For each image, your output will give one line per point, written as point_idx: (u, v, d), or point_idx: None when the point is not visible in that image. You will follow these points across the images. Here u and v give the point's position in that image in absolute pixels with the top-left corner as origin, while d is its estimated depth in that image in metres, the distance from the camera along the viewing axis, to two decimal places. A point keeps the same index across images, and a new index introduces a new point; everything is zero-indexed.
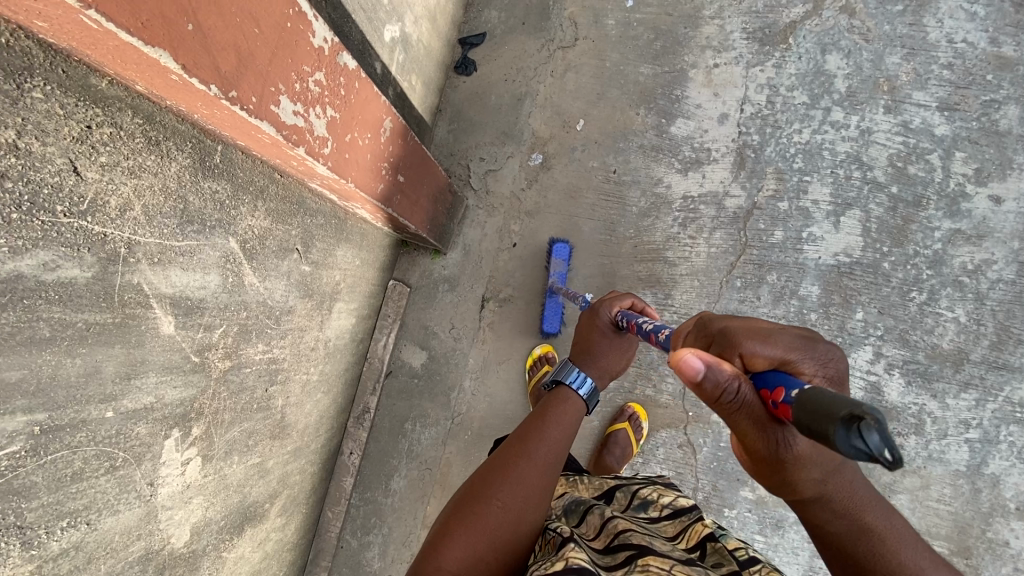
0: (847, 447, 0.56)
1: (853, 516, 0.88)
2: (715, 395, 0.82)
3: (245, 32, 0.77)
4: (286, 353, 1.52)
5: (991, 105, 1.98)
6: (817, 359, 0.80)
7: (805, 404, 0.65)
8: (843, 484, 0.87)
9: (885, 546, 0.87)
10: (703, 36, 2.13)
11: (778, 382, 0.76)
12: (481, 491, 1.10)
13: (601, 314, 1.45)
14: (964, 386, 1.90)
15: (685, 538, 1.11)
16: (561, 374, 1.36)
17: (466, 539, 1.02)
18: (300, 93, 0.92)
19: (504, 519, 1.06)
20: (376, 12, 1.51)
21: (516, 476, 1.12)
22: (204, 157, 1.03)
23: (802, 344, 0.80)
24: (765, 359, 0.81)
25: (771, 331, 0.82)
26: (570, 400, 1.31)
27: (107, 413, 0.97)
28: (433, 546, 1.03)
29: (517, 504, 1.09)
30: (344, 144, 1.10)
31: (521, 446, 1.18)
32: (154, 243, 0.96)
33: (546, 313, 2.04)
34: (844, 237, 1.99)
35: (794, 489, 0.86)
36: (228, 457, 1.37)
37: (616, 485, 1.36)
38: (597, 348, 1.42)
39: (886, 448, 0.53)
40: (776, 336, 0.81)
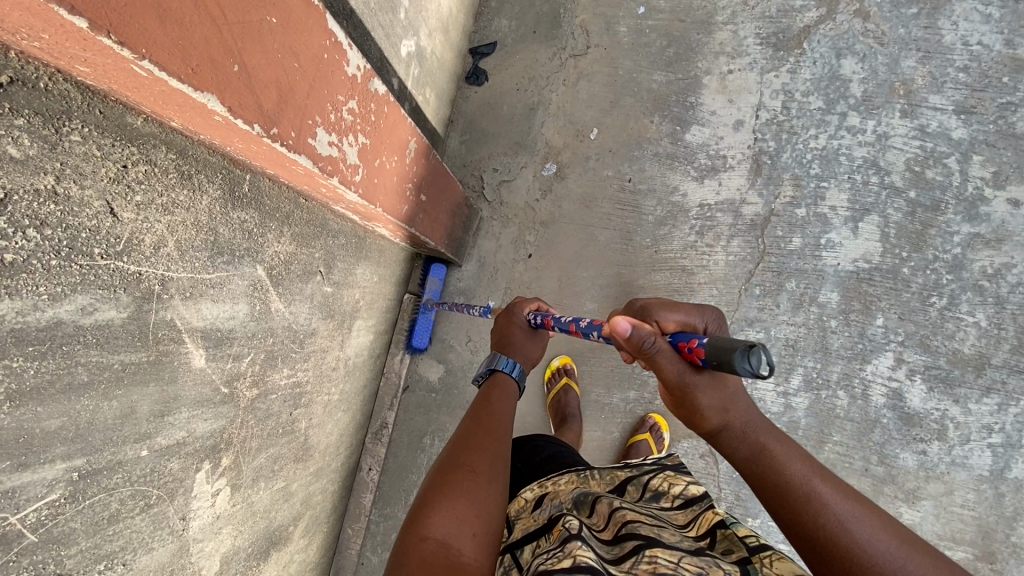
0: (743, 369, 0.80)
1: (752, 441, 0.99)
2: (639, 347, 0.98)
3: (286, 68, 0.76)
4: (309, 376, 1.50)
5: (1008, 107, 1.97)
6: (709, 319, 1.07)
7: (714, 346, 0.88)
8: (739, 410, 1.01)
9: (777, 462, 0.96)
10: (716, 42, 2.11)
11: (688, 334, 0.98)
12: (449, 463, 1.06)
13: (516, 314, 1.47)
14: (986, 391, 1.89)
15: (695, 526, 1.03)
16: (494, 362, 1.38)
17: (447, 506, 0.95)
18: (335, 123, 0.90)
19: (478, 481, 1.01)
20: (393, 29, 1.50)
21: (478, 444, 1.11)
22: (234, 187, 1.02)
23: (698, 310, 1.07)
24: (674, 322, 1.05)
25: (675, 304, 1.08)
26: (507, 384, 1.34)
27: (142, 451, 0.95)
28: (412, 520, 0.94)
29: (486, 467, 1.05)
30: (373, 169, 1.09)
31: (473, 424, 1.18)
32: (186, 277, 0.94)
33: (417, 328, 2.09)
34: (863, 242, 1.98)
35: (701, 417, 1.00)
36: (254, 484, 1.35)
37: (627, 476, 1.21)
38: (517, 343, 1.42)
39: (766, 364, 0.77)
40: (679, 306, 1.07)
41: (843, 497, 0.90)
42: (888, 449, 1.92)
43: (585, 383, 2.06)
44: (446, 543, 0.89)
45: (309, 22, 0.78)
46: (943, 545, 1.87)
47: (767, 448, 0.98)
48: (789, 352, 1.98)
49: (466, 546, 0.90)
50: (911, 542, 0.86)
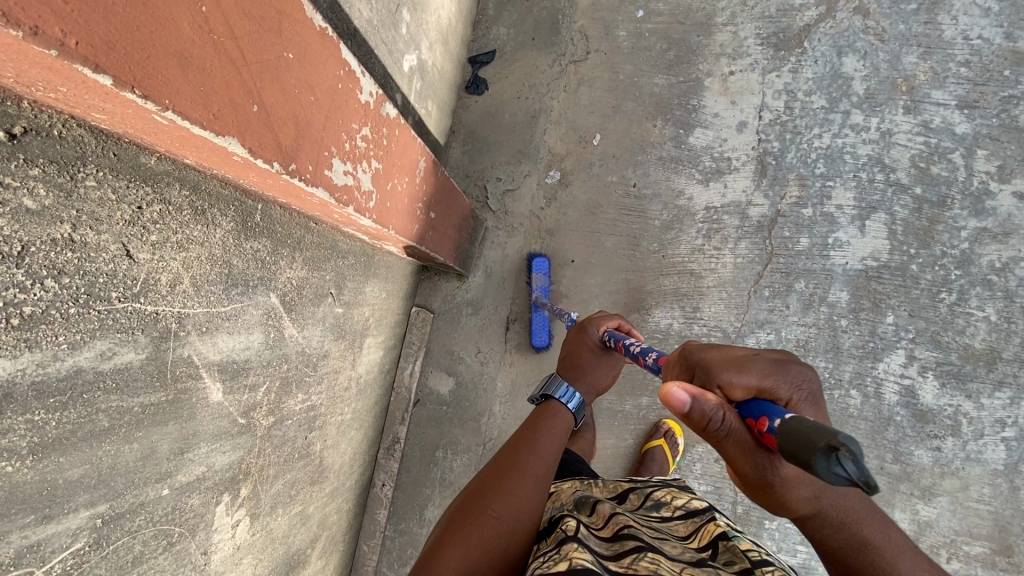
0: (828, 475, 0.61)
1: (852, 531, 0.89)
2: (703, 424, 0.84)
3: (303, 102, 0.74)
4: (323, 398, 1.49)
5: (1010, 101, 1.96)
6: (792, 383, 0.83)
7: (786, 433, 0.70)
8: (834, 502, 0.88)
9: (884, 561, 0.88)
10: (717, 44, 2.10)
11: (763, 410, 0.80)
12: (475, 504, 1.07)
13: (589, 333, 1.48)
14: (998, 385, 1.90)
15: (696, 538, 1.01)
16: (551, 389, 1.39)
17: (460, 553, 0.96)
18: (349, 151, 0.89)
19: (500, 527, 1.01)
20: (396, 44, 1.48)
21: (508, 485, 1.10)
22: (247, 218, 1.00)
23: (774, 370, 0.84)
24: (743, 389, 0.85)
25: (746, 361, 0.86)
26: (558, 414, 1.34)
27: (163, 490, 0.93)
28: (428, 561, 0.97)
29: (512, 512, 1.04)
30: (386, 193, 1.07)
31: (508, 458, 1.18)
32: (202, 312, 0.93)
33: (534, 326, 2.05)
34: (871, 240, 1.98)
35: (790, 507, 0.87)
36: (273, 511, 1.34)
37: (630, 487, 1.22)
38: (585, 367, 1.44)
39: (863, 473, 0.58)
40: (750, 365, 0.85)
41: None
42: (903, 446, 1.91)
43: None
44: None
45: (323, 54, 0.76)
46: (960, 541, 1.87)
47: (870, 542, 0.89)
48: (801, 352, 1.97)
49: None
50: None
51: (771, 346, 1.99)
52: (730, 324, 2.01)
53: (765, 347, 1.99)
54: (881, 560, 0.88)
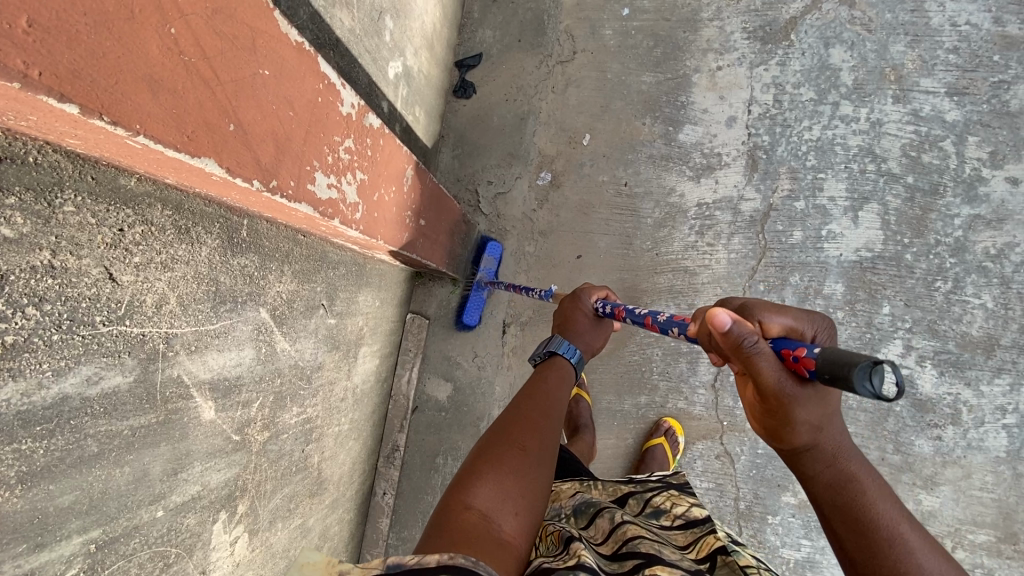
0: (863, 386, 0.68)
1: (841, 469, 0.88)
2: (738, 346, 0.82)
3: (281, 118, 0.73)
4: (319, 410, 1.48)
5: (1000, 86, 1.96)
6: (820, 325, 0.87)
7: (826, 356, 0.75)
8: (833, 434, 0.88)
9: (865, 497, 0.86)
10: (703, 40, 2.10)
11: (798, 343, 0.83)
12: (501, 438, 1.05)
13: (584, 301, 1.44)
14: (998, 371, 1.89)
15: (695, 548, 1.01)
16: (552, 345, 1.37)
17: (493, 480, 0.94)
18: (332, 164, 0.88)
19: (527, 461, 1.01)
20: (379, 52, 1.48)
21: (530, 424, 1.10)
22: (232, 233, 0.99)
23: (808, 314, 0.88)
24: (778, 326, 0.87)
25: (782, 305, 0.90)
26: (564, 368, 1.33)
27: (158, 512, 0.93)
28: (457, 487, 0.94)
29: (536, 449, 1.05)
30: (372, 204, 1.07)
31: (527, 401, 1.18)
32: (190, 331, 0.92)
33: (468, 305, 2.08)
34: (864, 231, 1.97)
35: (790, 437, 0.87)
36: (272, 526, 1.33)
37: (630, 490, 1.24)
38: (580, 330, 1.40)
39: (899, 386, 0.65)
40: (787, 308, 0.88)
41: (926, 550, 0.83)
42: (903, 436, 1.91)
43: (595, 391, 2.05)
44: (489, 515, 0.88)
45: (300, 68, 0.75)
46: (964, 529, 1.87)
47: (857, 480, 0.87)
48: None
49: (508, 521, 0.90)
50: None
51: None
52: None
53: None
54: (861, 497, 0.86)
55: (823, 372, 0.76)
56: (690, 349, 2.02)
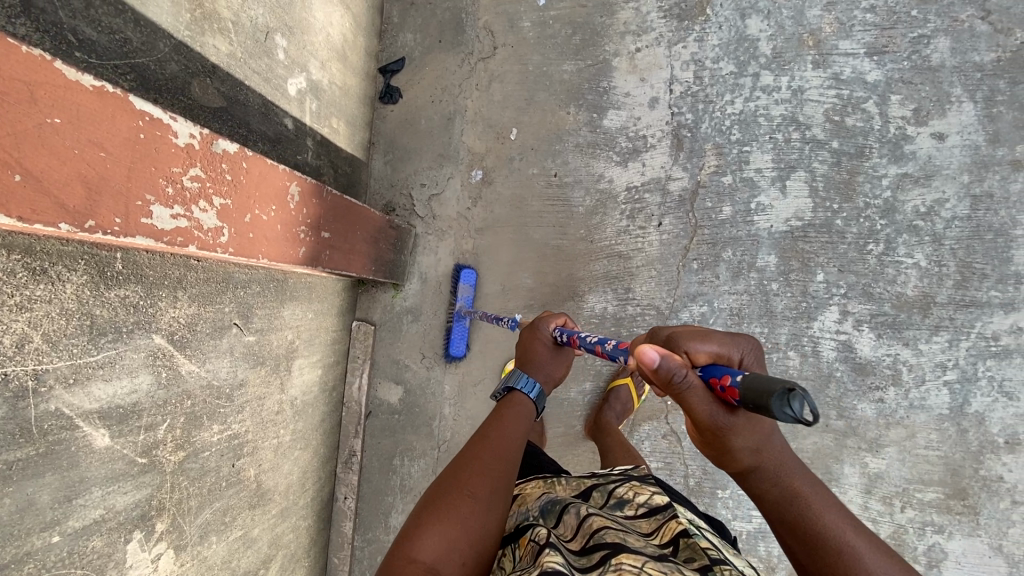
0: (781, 413, 0.73)
1: (784, 482, 0.96)
2: (669, 381, 0.90)
3: (90, 160, 0.77)
4: (248, 425, 1.52)
5: (920, 41, 1.93)
6: (745, 348, 0.93)
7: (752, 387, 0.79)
8: (774, 455, 0.96)
9: (811, 508, 0.93)
10: (620, 23, 2.09)
11: (723, 370, 0.88)
12: (451, 484, 1.09)
13: (541, 330, 1.44)
14: (935, 329, 1.88)
15: (658, 535, 1.00)
16: (511, 382, 1.38)
17: (438, 531, 0.98)
18: (175, 195, 0.92)
19: (475, 508, 1.04)
20: (272, 71, 1.49)
21: (482, 467, 1.13)
22: (104, 268, 1.03)
23: (731, 338, 0.93)
24: (705, 353, 0.93)
25: (705, 330, 0.95)
26: (522, 403, 1.34)
27: (54, 538, 0.99)
28: (406, 538, 0.98)
29: (489, 495, 1.07)
30: (245, 225, 1.11)
31: (482, 441, 1.21)
32: (64, 366, 0.97)
33: (453, 337, 2.08)
34: (793, 201, 1.97)
35: (736, 461, 0.95)
36: (204, 539, 1.38)
37: (593, 483, 1.22)
38: (540, 361, 1.41)
39: (808, 413, 0.69)
40: (710, 334, 0.94)
41: (874, 552, 0.89)
42: (846, 401, 1.92)
43: None
44: (432, 569, 0.92)
45: (107, 110, 0.78)
46: (912, 488, 1.88)
47: (801, 494, 0.95)
48: (735, 321, 1.97)
49: (451, 573, 0.94)
50: (889, 552, 0.90)
51: (705, 318, 1.99)
52: (663, 301, 2.02)
53: (700, 320, 1.99)
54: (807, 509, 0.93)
55: (747, 402, 0.80)
56: (630, 333, 2.03)
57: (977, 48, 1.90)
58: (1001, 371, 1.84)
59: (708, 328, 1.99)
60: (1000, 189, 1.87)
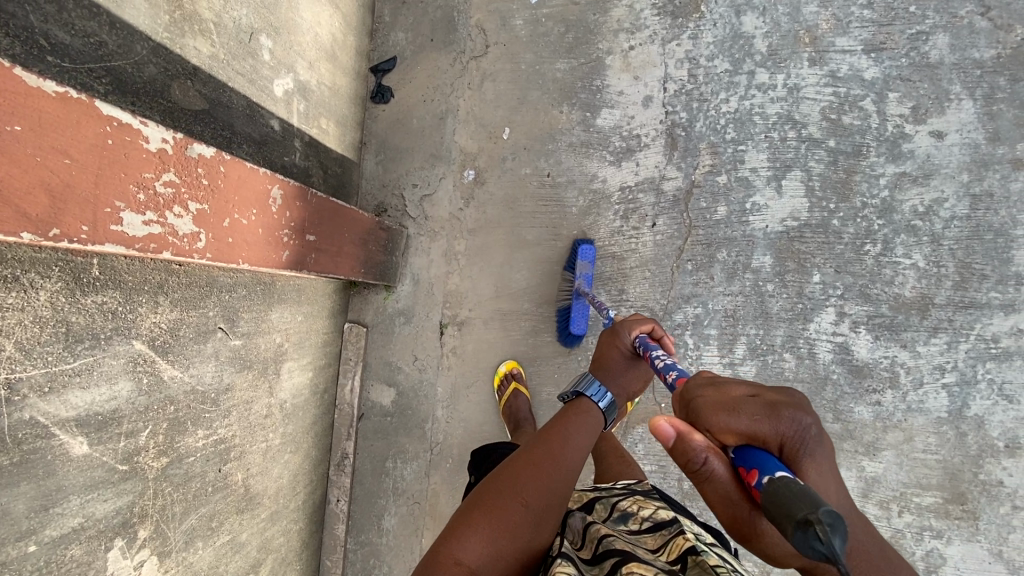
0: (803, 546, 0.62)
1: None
2: (688, 464, 0.84)
3: (54, 166, 0.76)
4: (235, 429, 1.51)
5: (919, 37, 1.89)
6: (792, 427, 0.78)
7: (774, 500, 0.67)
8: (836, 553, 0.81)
9: None
10: (614, 20, 2.06)
11: (754, 463, 0.77)
12: (503, 487, 1.06)
13: (622, 336, 1.37)
14: (934, 331, 1.85)
15: (666, 551, 0.96)
16: (582, 385, 1.32)
17: (486, 534, 0.97)
18: (146, 201, 0.91)
19: (527, 517, 1.01)
20: (258, 72, 1.47)
21: (535, 474, 1.08)
22: (80, 275, 1.02)
23: (768, 416, 0.79)
24: (733, 434, 0.81)
25: (737, 403, 0.83)
26: (591, 412, 1.28)
27: (30, 547, 0.98)
28: (453, 535, 0.97)
29: (539, 506, 1.04)
30: (223, 230, 1.10)
31: (539, 446, 1.15)
32: (38, 373, 0.96)
33: (574, 315, 1.97)
34: (789, 201, 1.94)
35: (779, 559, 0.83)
36: (190, 545, 1.37)
37: (595, 496, 1.23)
38: (614, 371, 1.34)
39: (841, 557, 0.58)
40: (742, 408, 0.81)
41: None
42: (842, 404, 1.89)
43: (535, 383, 2.07)
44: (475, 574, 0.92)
45: (72, 116, 0.77)
46: (910, 493, 1.85)
47: None
48: (730, 323, 1.95)
49: None
50: None
51: (700, 320, 1.96)
52: (657, 302, 1.99)
53: (694, 322, 1.97)
54: None
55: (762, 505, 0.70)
56: None
57: (977, 44, 1.86)
58: (1001, 373, 1.81)
59: (703, 329, 1.96)
60: (1000, 188, 1.84)
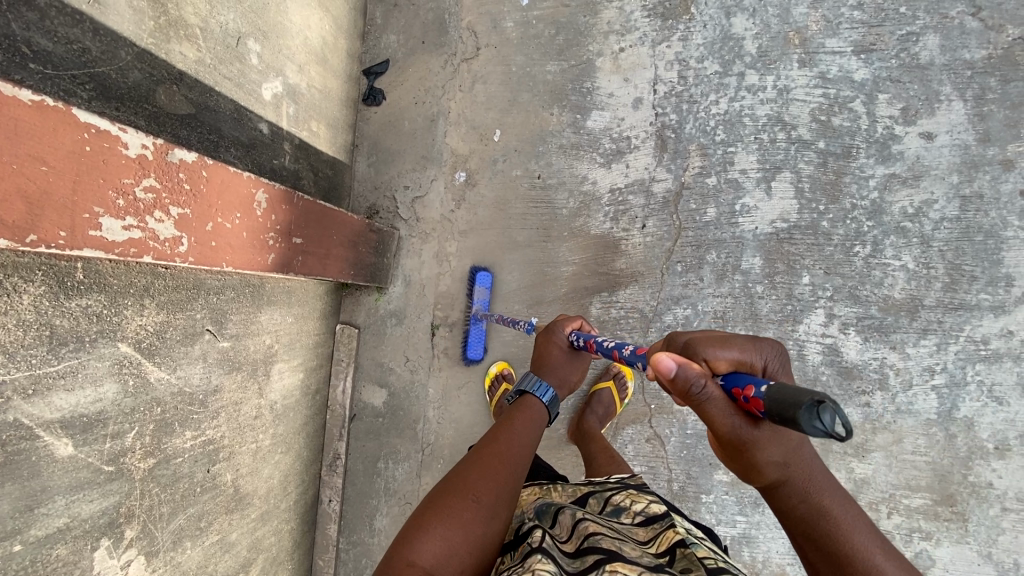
0: (809, 428, 0.66)
1: (813, 500, 0.89)
2: (686, 391, 0.84)
3: (30, 174, 0.78)
4: (223, 430, 1.52)
5: (909, 38, 1.89)
6: (770, 356, 0.85)
7: (776, 399, 0.71)
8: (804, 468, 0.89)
9: (837, 528, 0.88)
10: (604, 22, 2.06)
11: (748, 380, 0.80)
12: (450, 487, 1.05)
13: (557, 334, 1.44)
14: (923, 333, 1.85)
15: (655, 543, 1.00)
16: (526, 384, 1.36)
17: (438, 534, 0.95)
18: (126, 206, 0.93)
19: (478, 512, 1.01)
20: (245, 76, 1.49)
21: (483, 471, 1.09)
22: (63, 278, 1.03)
23: (754, 343, 0.85)
24: (725, 361, 0.86)
25: (728, 337, 0.87)
26: (535, 409, 1.32)
27: (15, 546, 1.00)
28: (403, 541, 0.95)
29: (490, 499, 1.04)
30: (206, 234, 1.11)
31: (485, 446, 1.17)
32: (22, 376, 0.98)
33: (470, 340, 2.06)
34: (778, 202, 1.94)
35: (761, 474, 0.88)
36: (178, 545, 1.39)
37: (589, 490, 1.23)
38: (554, 366, 1.40)
39: (840, 427, 0.63)
40: (732, 341, 0.86)
41: None
42: None
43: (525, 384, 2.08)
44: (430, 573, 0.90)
45: (47, 125, 0.79)
46: (899, 494, 1.85)
47: (830, 513, 0.89)
48: (719, 324, 1.95)
49: None
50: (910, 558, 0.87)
51: (689, 321, 1.97)
52: (646, 303, 2.00)
53: (684, 323, 1.97)
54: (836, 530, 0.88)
55: (771, 414, 0.73)
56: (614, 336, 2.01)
57: (967, 45, 1.86)
58: (990, 375, 1.81)
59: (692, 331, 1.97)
60: (991, 190, 1.83)
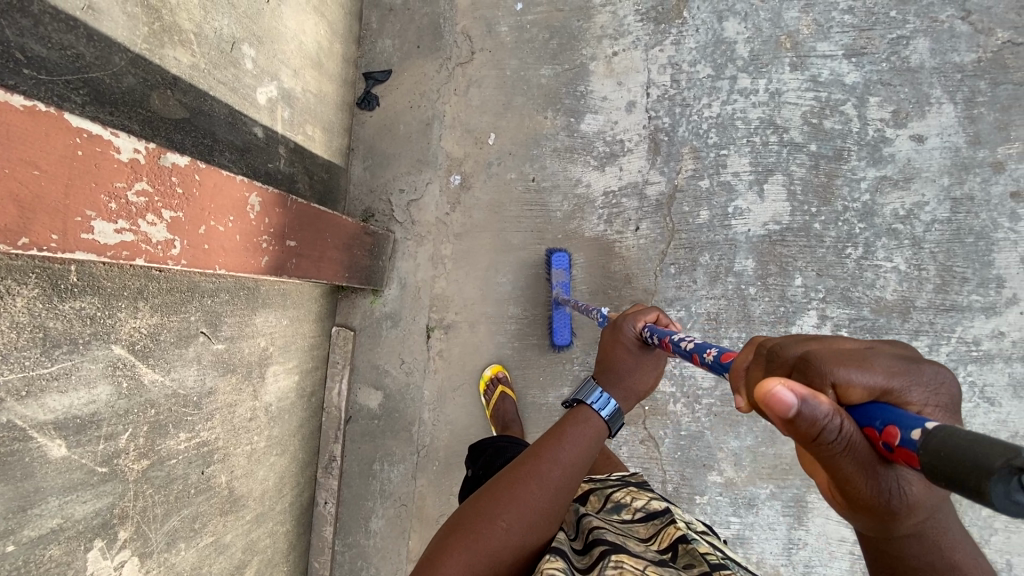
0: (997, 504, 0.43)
1: (941, 554, 0.73)
2: (813, 435, 0.60)
3: (22, 178, 0.79)
4: (218, 432, 1.53)
5: (899, 42, 1.91)
6: (922, 386, 0.62)
7: (936, 452, 0.49)
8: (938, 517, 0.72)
9: None
10: (597, 26, 2.08)
11: (890, 418, 0.58)
12: (481, 510, 1.02)
13: (625, 331, 1.26)
14: (915, 334, 1.86)
15: (656, 540, 1.00)
16: (583, 392, 1.22)
17: (463, 559, 0.94)
18: (119, 210, 0.94)
19: (507, 540, 0.97)
20: (240, 80, 1.50)
21: (518, 495, 1.03)
22: (57, 281, 1.05)
23: (903, 368, 0.62)
24: (863, 391, 0.62)
25: (862, 355, 0.63)
26: (591, 423, 1.18)
27: (9, 547, 1.00)
28: (428, 561, 0.96)
29: (521, 527, 0.99)
30: (199, 237, 1.13)
31: (525, 465, 1.10)
32: (16, 378, 0.99)
33: (555, 325, 2.02)
34: (770, 205, 1.95)
35: (890, 530, 0.69)
36: (172, 546, 1.39)
37: (590, 488, 1.24)
38: (620, 370, 1.25)
39: None
40: (871, 362, 0.62)
41: None
42: None
43: (521, 386, 2.09)
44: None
45: (38, 130, 0.80)
46: None
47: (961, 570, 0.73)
48: (712, 326, 1.96)
49: None
50: None
51: (683, 323, 1.98)
52: (640, 305, 2.01)
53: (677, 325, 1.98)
54: None
55: (935, 475, 0.50)
56: None
57: (957, 48, 1.87)
58: (982, 376, 1.82)
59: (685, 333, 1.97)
60: (982, 192, 1.84)
